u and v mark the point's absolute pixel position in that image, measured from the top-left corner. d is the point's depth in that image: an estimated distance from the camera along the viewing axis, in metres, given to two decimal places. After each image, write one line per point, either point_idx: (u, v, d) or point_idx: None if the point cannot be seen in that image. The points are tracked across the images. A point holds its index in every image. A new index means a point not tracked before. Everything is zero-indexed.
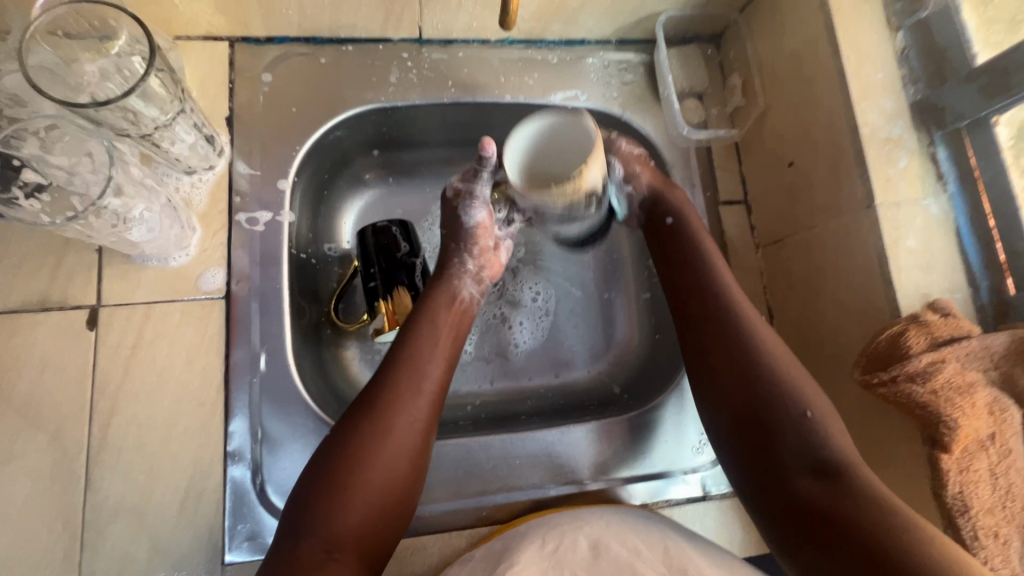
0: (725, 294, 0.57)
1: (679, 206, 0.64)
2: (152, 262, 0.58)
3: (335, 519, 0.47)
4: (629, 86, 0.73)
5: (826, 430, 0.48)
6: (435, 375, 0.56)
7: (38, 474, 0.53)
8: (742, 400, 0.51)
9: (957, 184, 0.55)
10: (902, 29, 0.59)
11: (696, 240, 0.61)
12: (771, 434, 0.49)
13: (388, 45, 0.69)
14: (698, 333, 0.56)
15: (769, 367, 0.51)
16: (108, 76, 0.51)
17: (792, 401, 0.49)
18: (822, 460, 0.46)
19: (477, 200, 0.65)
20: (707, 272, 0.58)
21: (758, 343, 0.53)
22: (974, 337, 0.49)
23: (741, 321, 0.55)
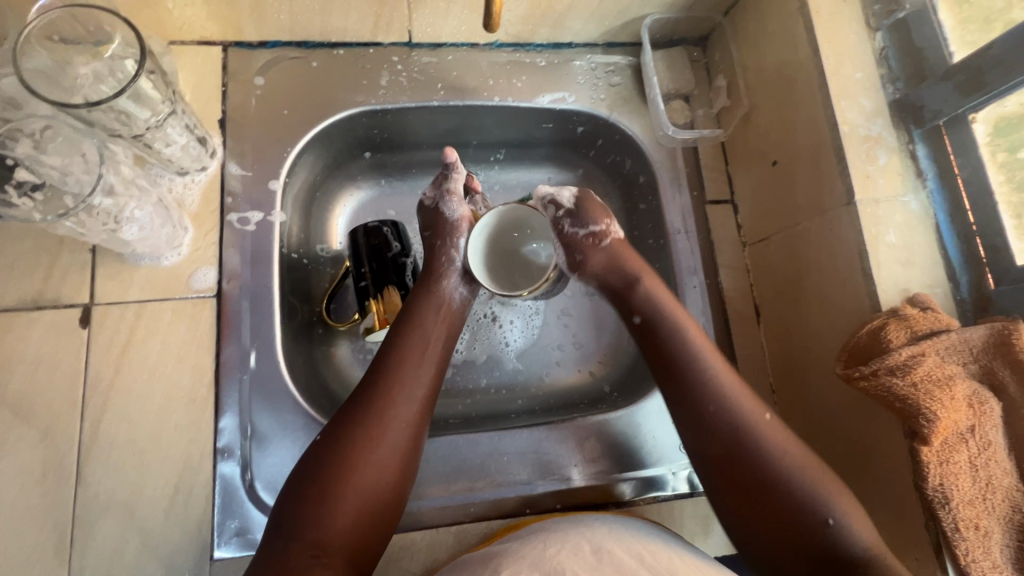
0: (714, 394, 0.53)
1: (649, 298, 0.60)
2: (145, 260, 0.59)
3: (326, 523, 0.48)
4: (616, 88, 0.74)
5: (849, 532, 0.47)
6: (425, 380, 0.57)
7: (29, 470, 0.53)
8: (751, 504, 0.50)
9: (936, 181, 0.56)
10: (881, 29, 0.60)
11: (677, 331, 0.57)
12: (796, 540, 0.48)
13: (378, 49, 0.70)
14: (688, 430, 0.54)
15: (772, 465, 0.50)
16: (101, 78, 0.52)
17: (814, 506, 0.48)
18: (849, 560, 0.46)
19: (454, 195, 0.67)
20: (693, 369, 0.54)
21: (759, 442, 0.51)
22: (953, 330, 0.50)
23: (732, 419, 0.52)
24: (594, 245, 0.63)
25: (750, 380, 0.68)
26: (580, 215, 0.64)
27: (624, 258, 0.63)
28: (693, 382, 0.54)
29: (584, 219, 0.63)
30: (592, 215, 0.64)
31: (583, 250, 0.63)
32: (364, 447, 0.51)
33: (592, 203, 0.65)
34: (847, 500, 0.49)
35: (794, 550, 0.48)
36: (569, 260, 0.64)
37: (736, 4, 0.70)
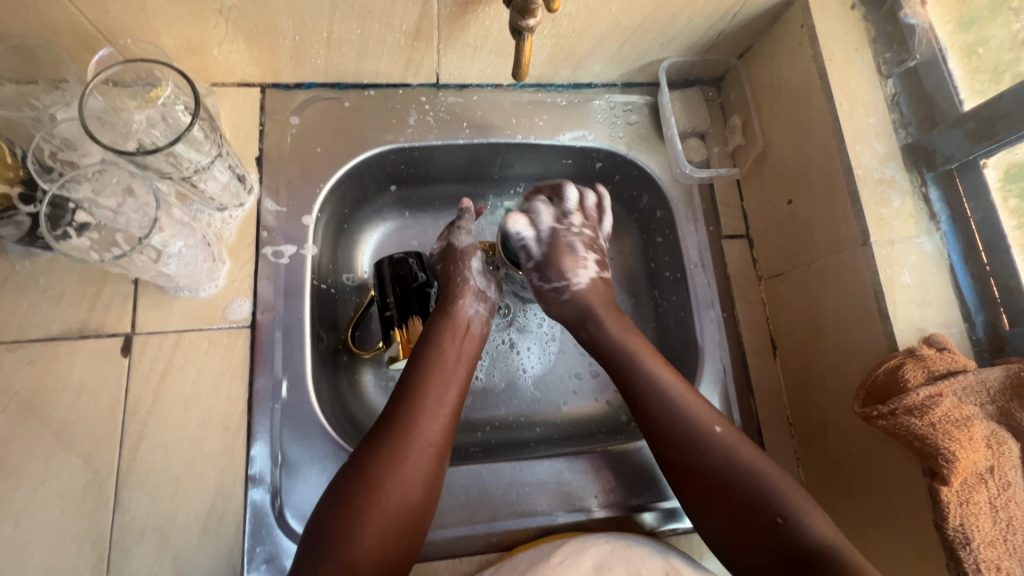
0: (682, 424, 0.56)
1: (598, 332, 0.64)
2: (184, 292, 0.62)
3: (353, 540, 0.49)
4: (634, 126, 0.77)
5: (801, 529, 0.49)
6: (449, 399, 0.58)
7: (71, 494, 0.55)
8: (738, 509, 0.52)
9: (948, 224, 0.58)
10: (892, 76, 0.62)
11: (643, 368, 0.60)
12: (754, 541, 0.51)
13: (407, 90, 0.73)
14: (667, 458, 0.57)
15: (741, 477, 0.53)
16: (154, 124, 0.56)
17: (768, 504, 0.51)
18: (803, 553, 0.48)
19: (466, 230, 0.70)
20: (659, 406, 0.58)
21: (718, 453, 0.55)
22: (970, 370, 0.51)
23: (695, 443, 0.55)
24: (558, 296, 0.68)
25: (767, 412, 0.69)
26: (546, 266, 0.68)
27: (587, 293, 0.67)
28: (652, 402, 0.58)
29: (552, 267, 0.67)
30: (556, 262, 0.67)
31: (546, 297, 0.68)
32: (390, 466, 0.52)
33: (559, 249, 0.68)
34: (802, 500, 0.51)
35: (766, 553, 0.50)
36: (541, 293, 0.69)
37: (751, 48, 0.73)
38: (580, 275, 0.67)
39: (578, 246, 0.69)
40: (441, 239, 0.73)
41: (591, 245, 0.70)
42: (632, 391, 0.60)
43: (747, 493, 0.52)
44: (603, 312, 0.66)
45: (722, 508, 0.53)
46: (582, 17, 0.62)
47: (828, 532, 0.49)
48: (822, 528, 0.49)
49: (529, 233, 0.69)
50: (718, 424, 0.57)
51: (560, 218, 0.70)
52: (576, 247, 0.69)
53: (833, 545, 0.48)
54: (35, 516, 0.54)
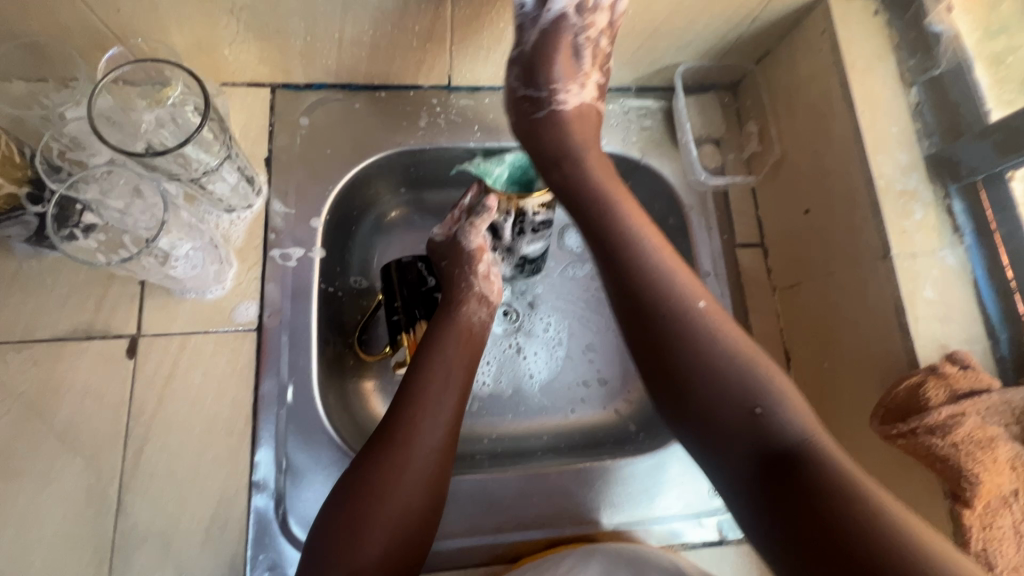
0: (661, 297, 0.51)
1: (576, 176, 0.60)
2: (190, 294, 0.61)
3: (357, 549, 0.48)
4: (648, 131, 0.76)
5: (777, 419, 0.45)
6: (451, 404, 0.57)
7: (73, 497, 0.55)
8: (708, 389, 0.47)
9: (973, 237, 0.56)
10: (916, 84, 0.61)
11: (625, 237, 0.55)
12: (726, 431, 0.46)
13: (418, 91, 0.72)
14: (637, 341, 0.52)
15: (713, 354, 0.48)
16: (163, 124, 0.55)
17: (748, 390, 0.46)
18: (779, 446, 0.43)
19: (476, 228, 0.63)
20: (637, 273, 0.53)
21: (700, 329, 0.50)
22: (994, 390, 0.49)
23: (675, 317, 0.50)
24: (530, 111, 0.64)
25: None
26: (535, 65, 0.62)
27: (569, 137, 0.62)
28: (627, 270, 0.53)
29: (545, 70, 0.62)
30: (549, 69, 0.62)
31: (516, 108, 0.65)
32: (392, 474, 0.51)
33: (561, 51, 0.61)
34: (789, 394, 0.46)
35: (736, 444, 0.45)
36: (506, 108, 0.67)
37: (769, 53, 0.71)
38: (571, 92, 0.63)
39: (582, 55, 0.63)
40: (445, 223, 0.68)
41: (595, 59, 0.64)
42: (610, 256, 0.55)
43: (726, 373, 0.47)
44: (586, 155, 0.62)
45: (695, 393, 0.48)
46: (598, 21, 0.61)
47: (810, 426, 0.44)
48: (803, 420, 0.44)
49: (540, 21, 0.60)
50: (702, 300, 0.52)
51: (580, 9, 0.60)
52: (579, 52, 0.62)
53: (815, 440, 0.43)
54: (37, 518, 0.54)
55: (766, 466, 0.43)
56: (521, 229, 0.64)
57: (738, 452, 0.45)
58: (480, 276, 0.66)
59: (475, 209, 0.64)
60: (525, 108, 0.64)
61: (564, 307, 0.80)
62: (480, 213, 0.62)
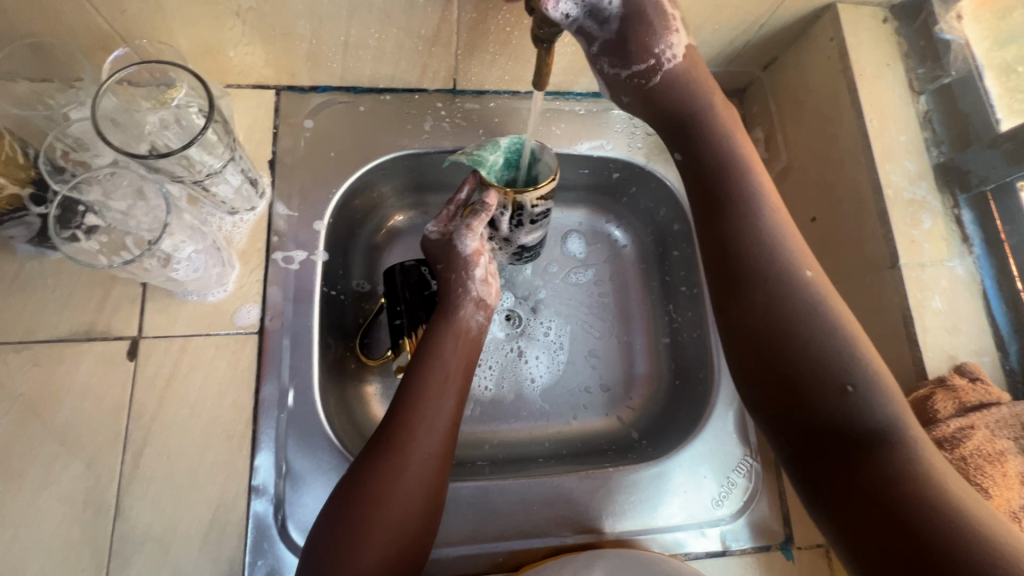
0: (771, 255, 0.46)
1: (697, 122, 0.52)
2: (192, 296, 0.61)
3: (356, 555, 0.48)
4: (653, 137, 0.76)
5: (868, 402, 0.41)
6: (448, 409, 0.56)
7: (71, 499, 0.54)
8: (797, 355, 0.43)
9: (982, 248, 0.56)
10: (925, 93, 0.60)
11: (738, 190, 0.49)
12: (803, 407, 0.42)
13: (423, 95, 0.72)
14: (727, 293, 0.48)
15: (817, 322, 0.43)
16: (167, 126, 0.55)
17: (841, 365, 0.42)
18: (862, 429, 0.40)
19: (472, 231, 0.61)
20: (747, 228, 0.47)
21: (805, 298, 0.44)
22: (1003, 403, 0.49)
23: (781, 276, 0.45)
24: (645, 83, 0.51)
25: None
26: (625, 45, 0.49)
27: (691, 77, 0.51)
28: (737, 223, 0.48)
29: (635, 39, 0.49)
30: (640, 42, 0.49)
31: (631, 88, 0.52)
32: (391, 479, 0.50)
33: (642, 19, 0.48)
34: (888, 376, 0.41)
35: (811, 418, 0.42)
36: (612, 99, 0.54)
37: (776, 60, 0.71)
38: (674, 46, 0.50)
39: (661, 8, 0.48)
40: (440, 219, 0.65)
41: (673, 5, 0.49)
42: (717, 207, 0.49)
43: (824, 346, 0.42)
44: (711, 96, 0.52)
45: (778, 364, 0.44)
46: None
47: (900, 412, 0.41)
48: (898, 405, 0.40)
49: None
50: (810, 268, 0.46)
51: None
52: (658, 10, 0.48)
53: (903, 428, 0.40)
54: (35, 521, 0.53)
55: (840, 447, 0.40)
56: (518, 222, 0.63)
57: (811, 428, 0.42)
58: (477, 280, 0.63)
59: (471, 207, 0.62)
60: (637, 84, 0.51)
61: (567, 311, 0.79)
62: (478, 213, 0.60)
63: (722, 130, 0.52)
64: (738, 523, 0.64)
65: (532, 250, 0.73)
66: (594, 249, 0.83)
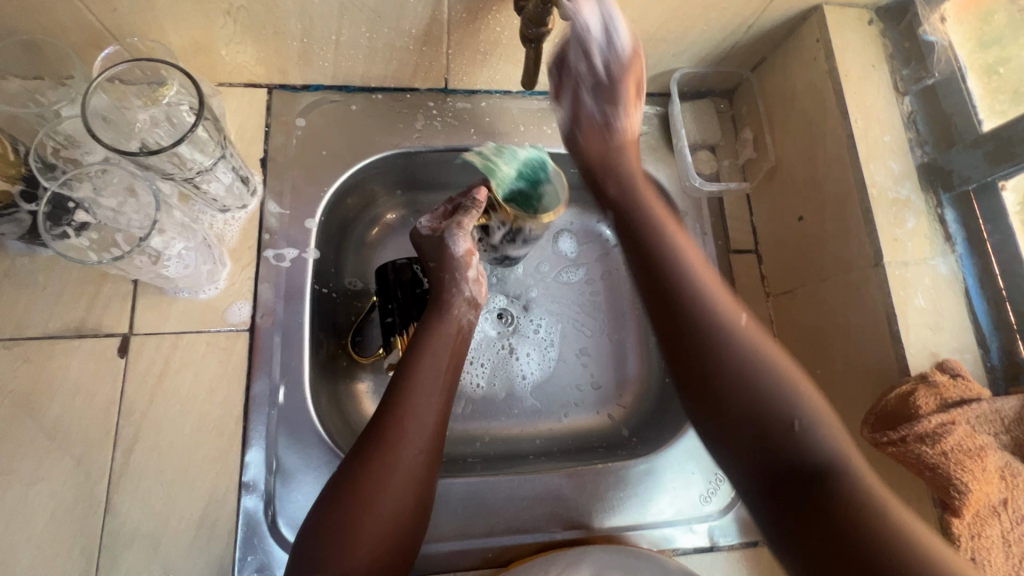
0: (705, 307, 0.50)
1: (629, 191, 0.60)
2: (183, 293, 0.61)
3: (347, 553, 0.48)
4: (644, 136, 0.76)
5: (814, 435, 0.43)
6: (437, 406, 0.57)
7: (61, 495, 0.54)
8: (739, 400, 0.46)
9: (964, 246, 0.57)
10: (909, 94, 0.61)
11: (666, 249, 0.54)
12: (758, 446, 0.44)
13: (415, 94, 0.72)
14: (675, 347, 0.50)
15: (756, 366, 0.47)
16: (158, 123, 0.56)
17: (780, 404, 0.44)
18: (813, 462, 0.42)
19: (463, 229, 0.63)
20: (683, 284, 0.52)
21: (740, 344, 0.48)
22: (984, 400, 0.49)
23: (715, 327, 0.49)
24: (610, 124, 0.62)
25: None
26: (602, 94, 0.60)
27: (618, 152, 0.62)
28: (672, 279, 0.52)
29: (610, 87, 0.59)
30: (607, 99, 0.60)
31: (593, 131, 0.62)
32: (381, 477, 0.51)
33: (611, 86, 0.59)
34: (824, 409, 0.44)
35: (766, 457, 0.44)
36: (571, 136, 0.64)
37: (764, 61, 0.72)
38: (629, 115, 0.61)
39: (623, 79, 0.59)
40: (433, 214, 0.67)
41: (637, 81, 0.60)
42: (654, 266, 0.54)
43: (760, 388, 0.46)
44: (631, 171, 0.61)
45: (726, 410, 0.46)
46: None
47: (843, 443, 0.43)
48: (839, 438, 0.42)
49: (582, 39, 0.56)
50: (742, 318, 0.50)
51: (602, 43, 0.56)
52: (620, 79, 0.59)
53: (849, 458, 0.42)
54: (25, 517, 0.54)
55: (795, 484, 0.42)
56: (512, 238, 0.68)
57: (768, 468, 0.43)
58: (469, 281, 0.64)
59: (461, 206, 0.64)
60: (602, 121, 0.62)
61: (558, 310, 0.80)
62: (468, 210, 0.63)
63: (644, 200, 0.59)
64: (726, 519, 0.65)
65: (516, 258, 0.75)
66: (585, 248, 0.84)
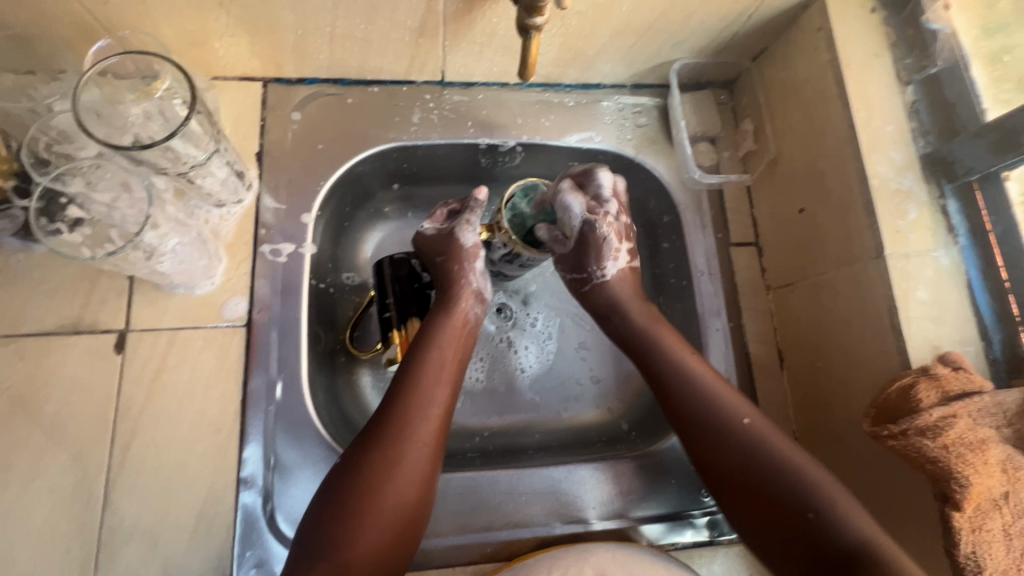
0: (711, 409, 0.56)
1: (624, 328, 0.64)
2: (179, 289, 0.61)
3: (349, 543, 0.48)
4: (643, 129, 0.75)
5: (834, 521, 0.48)
6: (441, 398, 0.56)
7: (60, 492, 0.54)
8: (758, 500, 0.51)
9: (968, 238, 0.56)
10: (912, 82, 0.60)
11: (672, 357, 0.60)
12: (790, 539, 0.49)
13: (411, 87, 0.72)
14: (693, 447, 0.56)
15: (770, 462, 0.52)
16: (151, 117, 0.55)
17: (800, 493, 0.50)
18: (840, 548, 0.47)
19: (471, 224, 0.64)
20: (688, 388, 0.57)
21: (748, 443, 0.53)
22: (986, 392, 0.49)
23: (722, 426, 0.54)
24: (578, 288, 0.67)
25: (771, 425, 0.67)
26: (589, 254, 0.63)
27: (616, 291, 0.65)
28: (677, 384, 0.58)
29: (581, 260, 0.64)
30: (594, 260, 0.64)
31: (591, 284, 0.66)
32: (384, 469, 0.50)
33: (597, 245, 0.62)
34: (836, 494, 0.49)
35: (798, 549, 0.49)
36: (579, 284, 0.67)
37: (765, 51, 0.71)
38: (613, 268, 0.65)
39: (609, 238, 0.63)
40: (434, 217, 0.67)
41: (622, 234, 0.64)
42: (660, 374, 0.59)
43: (783, 483, 0.51)
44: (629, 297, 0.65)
45: (750, 501, 0.52)
46: (592, 16, 0.60)
47: (863, 524, 0.47)
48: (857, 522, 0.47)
49: (567, 216, 0.60)
50: (747, 415, 0.55)
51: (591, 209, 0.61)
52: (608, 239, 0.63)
53: (869, 537, 0.47)
54: (23, 514, 0.54)
55: (828, 568, 0.47)
56: (510, 259, 0.66)
57: (801, 555, 0.48)
58: (477, 271, 0.64)
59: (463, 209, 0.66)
60: (575, 287, 0.68)
61: (557, 303, 0.79)
62: (472, 208, 0.64)
63: (645, 318, 0.63)
64: None
65: (508, 281, 0.76)
66: None
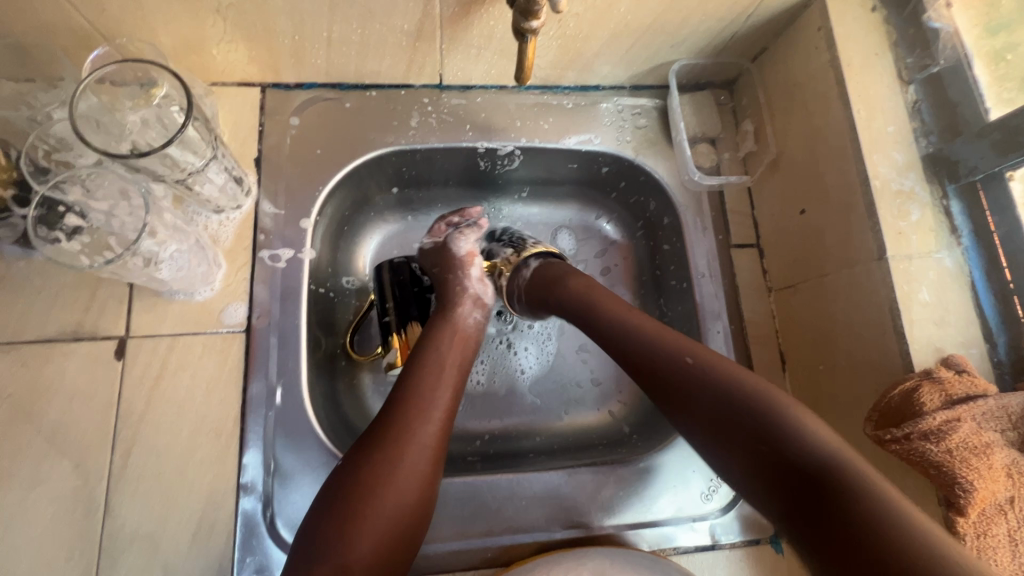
0: (651, 354, 0.52)
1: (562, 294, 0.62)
2: (179, 296, 0.61)
3: (349, 542, 0.46)
4: (642, 130, 0.75)
5: (790, 447, 0.41)
6: (443, 402, 0.56)
7: (60, 498, 0.55)
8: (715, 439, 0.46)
9: (971, 238, 0.55)
10: (914, 82, 0.60)
11: (611, 313, 0.58)
12: (752, 474, 0.43)
13: (409, 91, 0.71)
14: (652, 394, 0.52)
15: (712, 394, 0.47)
16: (149, 125, 0.55)
17: (759, 424, 0.43)
18: (802, 475, 0.39)
19: (466, 236, 0.69)
20: (628, 338, 0.54)
21: (689, 382, 0.48)
22: (991, 396, 0.48)
23: (663, 371, 0.50)
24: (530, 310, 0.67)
25: None
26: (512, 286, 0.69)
27: (555, 269, 0.65)
28: (623, 338, 0.55)
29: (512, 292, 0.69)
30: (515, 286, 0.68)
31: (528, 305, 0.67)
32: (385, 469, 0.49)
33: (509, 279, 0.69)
34: (787, 417, 0.42)
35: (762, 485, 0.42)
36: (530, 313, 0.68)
37: (765, 51, 0.70)
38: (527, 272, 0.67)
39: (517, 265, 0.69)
40: (433, 232, 0.71)
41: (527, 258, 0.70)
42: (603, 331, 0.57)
43: (740, 417, 0.44)
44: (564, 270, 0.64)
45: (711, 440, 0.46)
46: (590, 17, 0.60)
47: (823, 445, 0.40)
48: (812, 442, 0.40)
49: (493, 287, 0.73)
50: (690, 355, 0.50)
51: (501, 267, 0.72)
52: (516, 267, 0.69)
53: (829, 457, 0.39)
54: (24, 520, 0.54)
55: (796, 499, 0.39)
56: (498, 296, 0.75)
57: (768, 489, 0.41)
58: (472, 282, 0.67)
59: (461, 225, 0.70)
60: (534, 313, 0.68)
61: None
62: (472, 226, 0.70)
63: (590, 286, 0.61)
64: (728, 517, 0.64)
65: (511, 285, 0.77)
66: (584, 245, 0.82)
